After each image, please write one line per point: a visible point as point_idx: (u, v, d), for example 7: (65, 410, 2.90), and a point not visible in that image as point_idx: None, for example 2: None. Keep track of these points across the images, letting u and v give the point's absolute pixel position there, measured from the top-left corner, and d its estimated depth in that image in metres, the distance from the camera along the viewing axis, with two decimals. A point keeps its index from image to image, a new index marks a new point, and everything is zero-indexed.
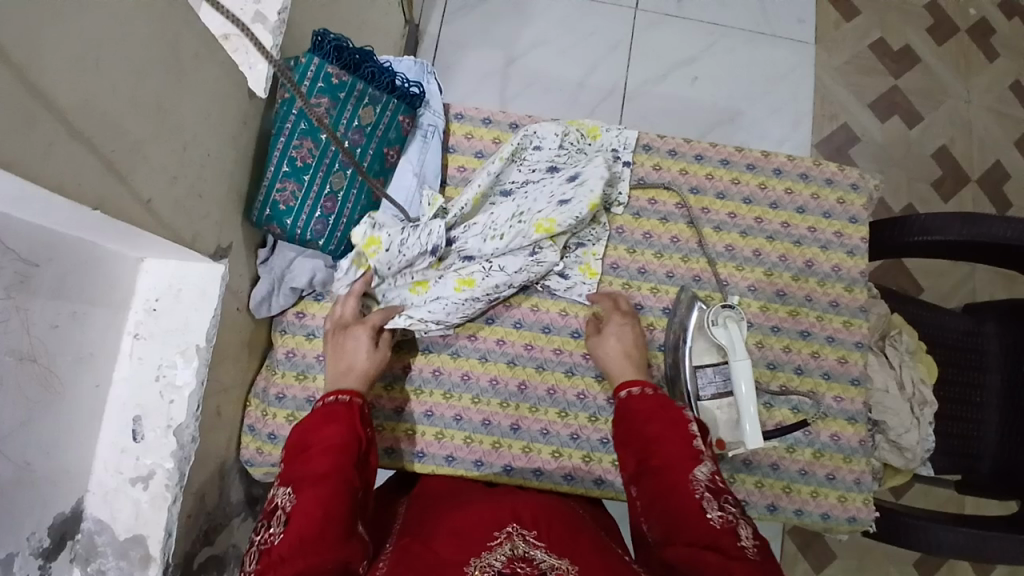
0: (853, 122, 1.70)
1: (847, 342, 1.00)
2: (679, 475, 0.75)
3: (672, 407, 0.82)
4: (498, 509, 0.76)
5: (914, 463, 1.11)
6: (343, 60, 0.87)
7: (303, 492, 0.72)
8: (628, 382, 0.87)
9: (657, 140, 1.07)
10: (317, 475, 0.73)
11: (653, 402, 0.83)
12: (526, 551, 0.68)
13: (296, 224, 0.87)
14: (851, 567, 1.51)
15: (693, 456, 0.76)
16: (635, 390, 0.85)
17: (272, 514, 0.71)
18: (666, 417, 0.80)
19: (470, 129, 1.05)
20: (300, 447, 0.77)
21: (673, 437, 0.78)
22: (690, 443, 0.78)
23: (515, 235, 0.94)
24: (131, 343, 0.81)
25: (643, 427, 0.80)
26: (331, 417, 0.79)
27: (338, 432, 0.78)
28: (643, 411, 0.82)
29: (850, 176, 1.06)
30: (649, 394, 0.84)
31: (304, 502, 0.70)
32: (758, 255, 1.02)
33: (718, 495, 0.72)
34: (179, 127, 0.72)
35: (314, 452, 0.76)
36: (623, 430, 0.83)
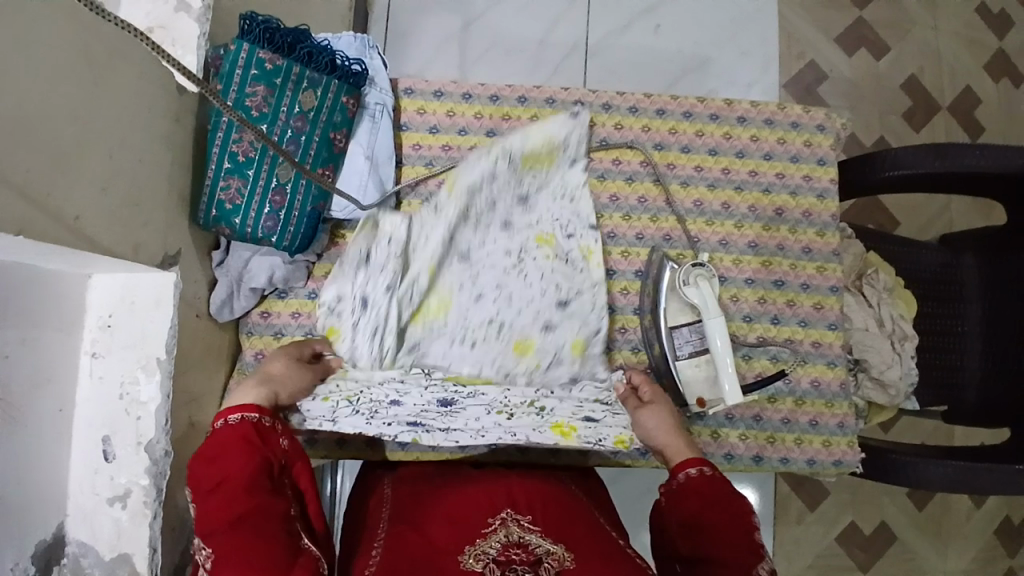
0: (820, 59, 1.66)
1: (822, 287, 0.99)
2: (734, 570, 0.69)
3: (729, 491, 0.76)
4: (491, 495, 0.77)
5: (898, 398, 1.11)
6: (275, 43, 0.82)
7: (218, 543, 0.64)
8: (687, 463, 0.80)
9: (616, 98, 1.03)
10: (233, 519, 0.65)
11: (719, 488, 0.76)
12: (520, 536, 0.69)
13: (245, 223, 0.84)
14: (844, 499, 1.54)
15: (755, 551, 0.71)
16: (690, 472, 0.79)
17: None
18: (721, 502, 0.75)
19: (422, 104, 1.01)
20: (204, 487, 0.68)
21: (728, 520, 0.73)
22: (749, 536, 0.72)
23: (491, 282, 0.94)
24: (90, 362, 0.77)
25: (699, 505, 0.75)
26: (229, 442, 0.70)
27: (243, 459, 0.69)
28: (704, 493, 0.76)
29: (817, 118, 1.04)
30: (701, 477, 0.78)
31: (223, 555, 0.63)
32: (727, 208, 1.00)
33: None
34: (102, 134, 0.68)
35: (219, 494, 0.67)
36: (676, 507, 0.77)
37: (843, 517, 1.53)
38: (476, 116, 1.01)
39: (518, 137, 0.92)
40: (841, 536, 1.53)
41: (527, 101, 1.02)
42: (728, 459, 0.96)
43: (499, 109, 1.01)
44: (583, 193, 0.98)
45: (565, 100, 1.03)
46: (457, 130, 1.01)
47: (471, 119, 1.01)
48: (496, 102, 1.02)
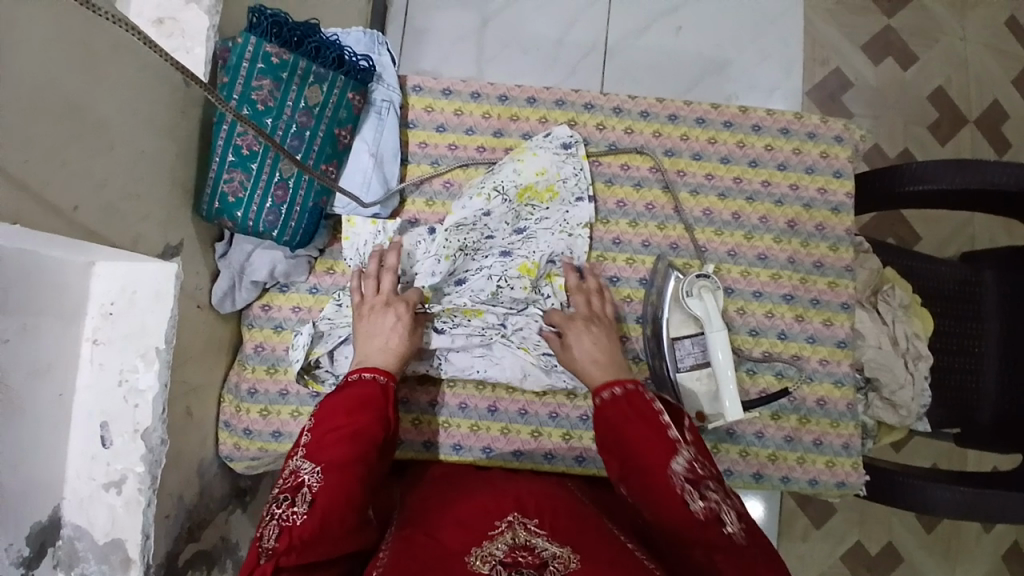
0: (845, 65, 1.62)
1: (832, 304, 0.97)
2: (659, 471, 0.73)
3: (642, 400, 0.79)
4: (499, 499, 0.75)
5: (909, 421, 1.08)
6: (283, 37, 0.82)
7: (331, 478, 0.70)
8: (601, 387, 0.82)
9: (628, 102, 1.01)
10: (344, 460, 0.72)
11: (628, 405, 0.79)
12: (527, 540, 0.67)
13: (247, 216, 0.84)
14: (851, 519, 1.51)
15: (670, 447, 0.74)
16: (613, 392, 0.81)
17: (297, 493, 0.69)
18: (639, 413, 0.78)
19: (430, 102, 1.00)
20: (334, 423, 0.76)
21: (646, 428, 0.76)
22: (664, 434, 0.75)
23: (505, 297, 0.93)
24: (91, 349, 0.78)
25: (613, 427, 0.78)
26: (365, 397, 0.79)
27: (367, 416, 0.77)
28: (614, 415, 0.79)
29: (834, 129, 1.00)
30: (619, 393, 0.80)
31: (332, 487, 0.70)
32: (737, 218, 0.98)
33: (697, 485, 0.71)
34: (101, 126, 0.68)
35: (341, 437, 0.74)
36: (605, 438, 0.79)
37: (850, 536, 1.50)
38: (484, 116, 1.00)
39: (507, 167, 0.95)
40: (847, 556, 1.49)
41: (536, 102, 1.00)
42: (727, 474, 0.94)
43: (507, 110, 1.00)
44: (586, 199, 0.96)
45: (576, 102, 1.01)
46: (464, 130, 1.00)
47: (479, 118, 1.00)
48: (505, 102, 1.01)
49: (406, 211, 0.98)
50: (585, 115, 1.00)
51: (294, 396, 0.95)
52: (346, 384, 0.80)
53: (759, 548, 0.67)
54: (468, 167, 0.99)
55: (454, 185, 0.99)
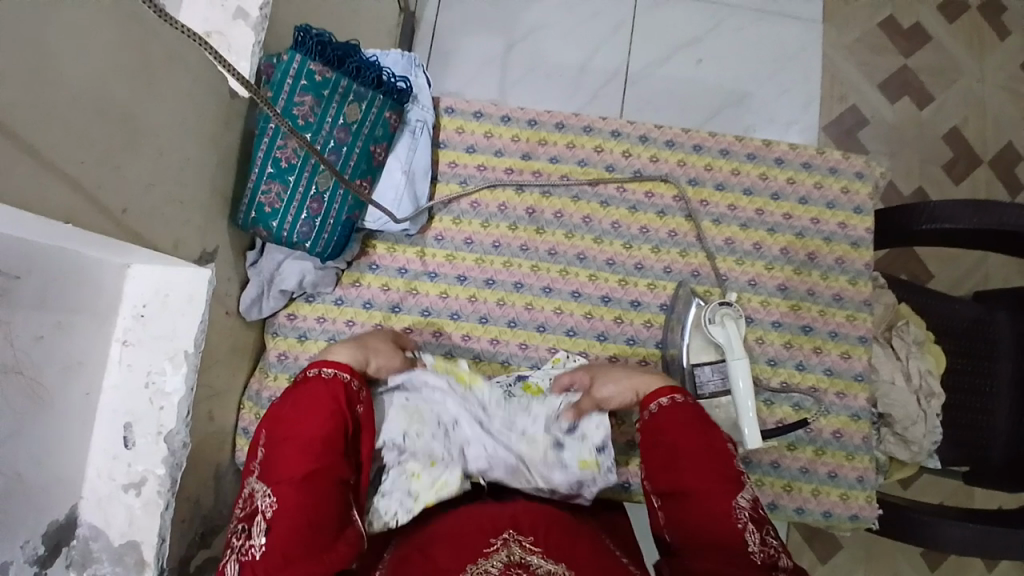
0: (862, 103, 1.65)
1: (850, 336, 0.98)
2: (719, 500, 0.72)
3: (703, 419, 0.79)
4: (496, 517, 0.75)
5: (921, 457, 1.08)
6: (326, 56, 0.85)
7: (285, 494, 0.71)
8: (649, 396, 0.82)
9: (654, 131, 1.03)
10: (298, 477, 0.72)
11: (690, 415, 0.79)
12: (521, 557, 0.66)
13: (282, 226, 0.86)
14: (857, 556, 1.50)
15: (734, 482, 0.74)
16: (663, 401, 0.81)
17: (253, 521, 0.71)
18: (692, 426, 0.78)
19: (461, 123, 1.02)
20: (282, 435, 0.75)
21: (707, 452, 0.76)
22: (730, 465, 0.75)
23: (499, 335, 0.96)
24: (120, 350, 0.79)
25: (674, 438, 0.77)
26: (317, 397, 0.77)
27: (319, 421, 0.76)
28: (686, 420, 0.78)
29: (856, 165, 1.02)
30: (670, 403, 0.80)
31: (287, 510, 0.70)
32: (758, 248, 1.00)
33: (760, 527, 0.71)
34: (151, 133, 0.70)
35: (290, 449, 0.74)
36: (654, 447, 0.79)
37: (856, 573, 1.49)
38: (513, 139, 1.02)
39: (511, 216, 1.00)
40: None
41: (564, 128, 1.03)
42: None
43: (536, 134, 1.02)
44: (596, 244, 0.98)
45: (603, 129, 1.04)
46: (493, 152, 1.02)
47: (508, 141, 1.02)
48: (534, 127, 1.03)
49: (433, 227, 0.99)
50: (611, 141, 1.03)
51: None
52: (293, 388, 0.79)
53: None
54: (496, 188, 1.01)
55: (481, 205, 1.00)
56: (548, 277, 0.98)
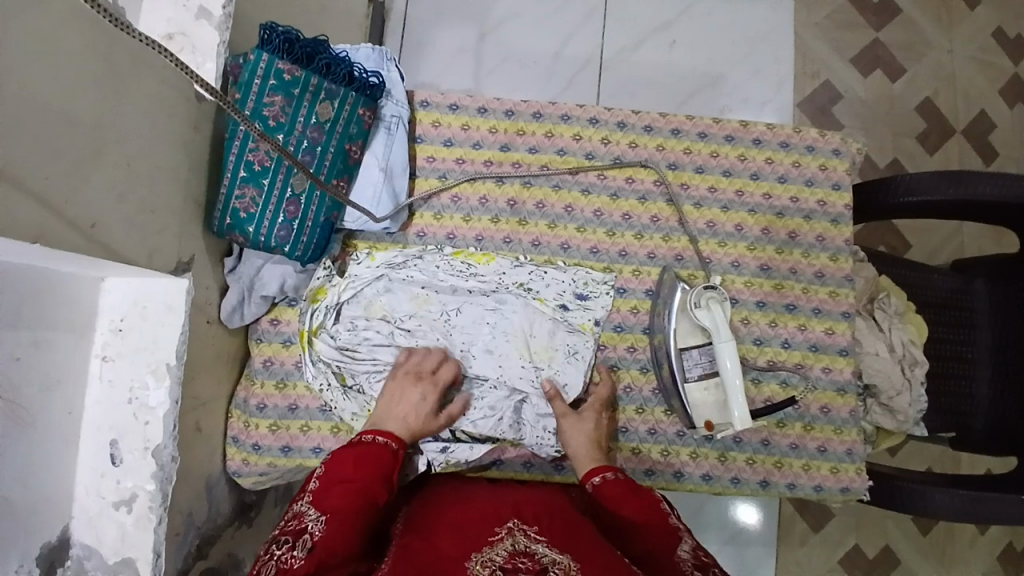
0: (836, 79, 1.66)
1: (833, 313, 0.99)
2: (663, 551, 0.71)
3: (643, 493, 0.79)
4: (499, 512, 0.75)
5: (907, 425, 1.11)
6: (295, 54, 0.83)
7: (334, 527, 0.69)
8: (590, 471, 0.84)
9: (631, 116, 1.03)
10: (342, 513, 0.71)
11: (624, 487, 0.80)
12: (527, 546, 0.67)
13: (259, 231, 0.84)
14: (847, 525, 1.53)
15: (674, 534, 0.73)
16: (606, 476, 0.82)
17: (298, 538, 0.68)
18: (629, 494, 0.79)
19: (437, 117, 1.01)
20: (336, 478, 0.76)
21: (644, 512, 0.76)
22: (666, 524, 0.75)
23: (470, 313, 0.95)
24: (100, 365, 0.77)
25: (614, 508, 0.78)
26: (374, 455, 0.79)
27: (371, 475, 0.77)
28: (614, 493, 0.79)
29: (832, 142, 1.03)
30: (615, 478, 0.81)
31: (332, 536, 0.68)
32: (740, 230, 1.00)
33: (706, 568, 0.67)
34: (121, 143, 0.68)
35: (347, 489, 0.74)
36: (607, 527, 0.78)
37: (847, 541, 1.52)
38: (491, 131, 1.01)
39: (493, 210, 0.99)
40: (845, 562, 1.51)
41: (541, 117, 1.02)
42: (734, 482, 0.95)
43: (513, 124, 1.01)
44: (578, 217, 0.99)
45: (580, 117, 1.03)
46: (471, 144, 1.01)
47: (485, 133, 1.01)
48: (511, 117, 1.02)
49: (414, 224, 0.98)
50: (589, 129, 1.02)
51: (304, 410, 0.94)
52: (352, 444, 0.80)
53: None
54: (476, 181, 0.99)
55: (462, 199, 0.99)
56: (543, 280, 0.97)
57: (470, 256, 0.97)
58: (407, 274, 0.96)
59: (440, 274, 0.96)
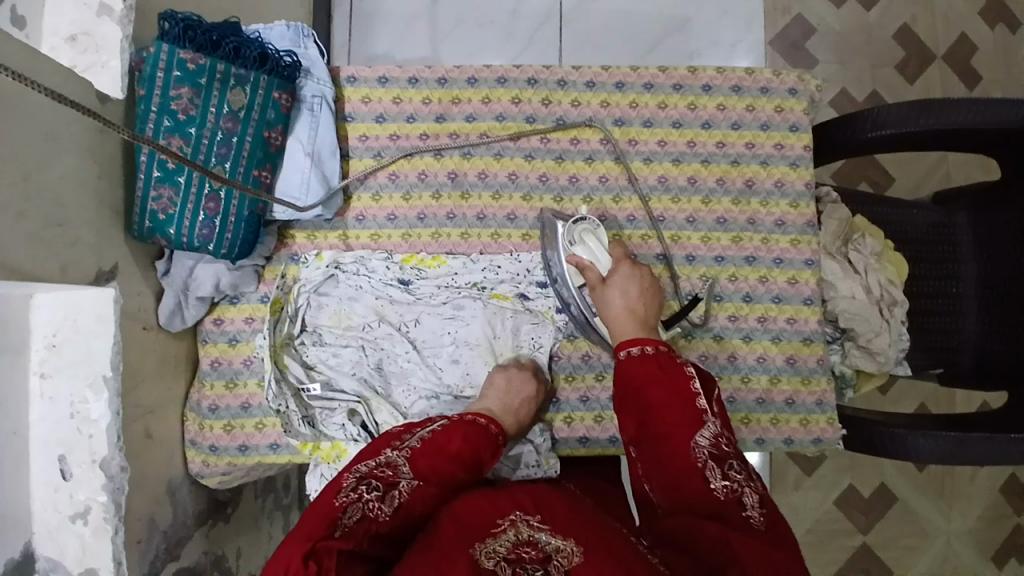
0: (806, 11, 1.57)
1: (796, 262, 0.94)
2: (680, 440, 0.69)
3: (672, 362, 0.75)
4: (496, 498, 0.70)
5: (888, 366, 1.07)
6: (197, 41, 0.78)
7: (425, 497, 0.68)
8: (626, 342, 0.79)
9: (572, 73, 0.97)
10: (440, 482, 0.70)
11: (654, 366, 0.75)
12: (529, 535, 0.64)
13: (181, 232, 0.80)
14: (842, 466, 1.51)
15: (696, 417, 0.70)
16: (642, 349, 0.77)
17: (391, 490, 0.67)
18: (663, 377, 0.73)
19: (366, 92, 0.96)
20: (442, 445, 0.74)
21: (669, 393, 0.72)
22: (690, 403, 0.71)
23: (427, 325, 0.93)
24: (39, 382, 0.74)
25: (636, 385, 0.75)
26: (481, 443, 0.77)
27: (477, 462, 0.75)
28: (637, 372, 0.75)
29: (788, 81, 0.97)
30: (649, 352, 0.77)
31: (420, 502, 0.67)
32: (693, 183, 0.95)
33: (721, 462, 0.67)
34: (13, 156, 0.65)
35: (450, 462, 0.72)
36: (627, 402, 0.75)
37: (842, 483, 1.51)
38: (424, 102, 0.96)
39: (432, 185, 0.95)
40: (841, 503, 1.50)
41: (477, 82, 0.96)
42: None
43: (447, 93, 0.96)
44: (528, 186, 0.95)
45: (518, 78, 0.97)
46: (405, 118, 0.96)
47: (419, 105, 0.96)
48: (445, 85, 0.96)
49: (352, 208, 0.95)
50: (528, 90, 0.96)
51: (257, 408, 0.93)
52: (455, 421, 0.78)
53: (779, 540, 0.62)
54: (413, 157, 0.95)
55: (400, 177, 0.95)
56: (495, 275, 0.94)
57: (421, 262, 0.94)
58: (355, 280, 0.93)
59: (384, 285, 0.93)
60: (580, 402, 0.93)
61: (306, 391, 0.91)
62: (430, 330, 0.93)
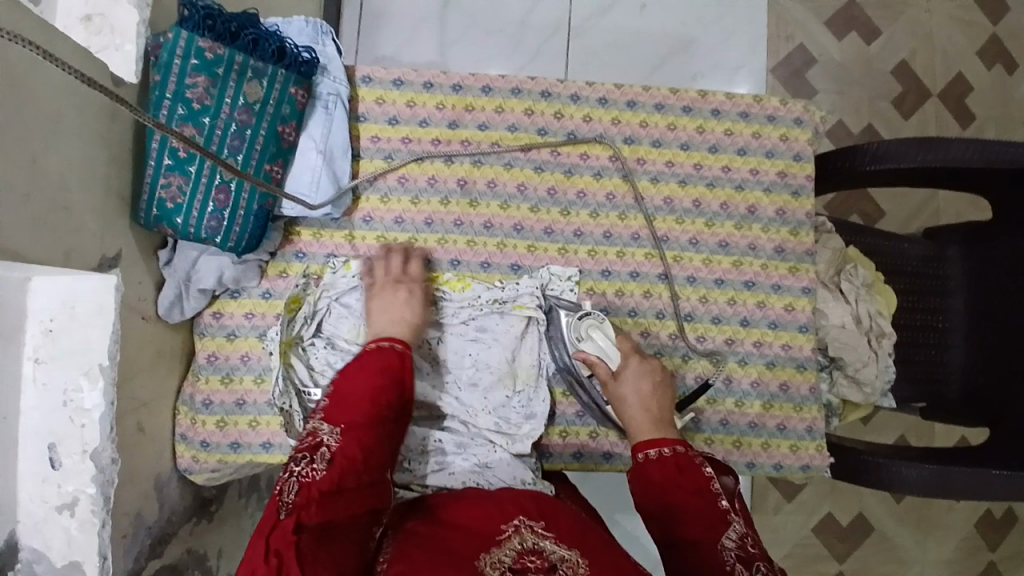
0: (809, 41, 1.60)
1: (794, 289, 0.96)
2: (705, 544, 0.67)
3: (692, 464, 0.75)
4: (501, 506, 0.73)
5: (874, 396, 1.10)
6: (216, 30, 0.77)
7: (352, 439, 0.70)
8: (644, 443, 0.78)
9: (585, 89, 0.98)
10: (358, 426, 0.71)
11: (676, 467, 0.75)
12: (534, 543, 0.66)
13: (188, 222, 0.80)
14: (822, 492, 1.54)
15: (721, 520, 0.70)
16: (661, 451, 0.76)
17: (314, 451, 0.68)
18: (686, 483, 0.73)
19: (381, 93, 0.96)
20: (348, 384, 0.74)
21: (693, 497, 0.72)
22: (714, 506, 0.71)
23: (448, 345, 0.92)
24: (33, 368, 0.72)
25: (658, 489, 0.74)
26: (386, 365, 0.77)
27: (383, 381, 0.75)
28: (661, 474, 0.74)
29: (794, 111, 0.99)
30: (668, 454, 0.76)
31: (348, 449, 0.69)
32: (698, 206, 0.97)
33: (749, 564, 0.64)
34: (19, 135, 0.63)
35: (361, 399, 0.73)
36: (648, 501, 0.74)
37: (822, 508, 1.53)
38: (437, 107, 0.96)
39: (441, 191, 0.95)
40: (819, 527, 1.53)
41: (491, 91, 0.97)
42: None
43: (461, 100, 0.96)
44: (536, 198, 0.96)
45: (532, 90, 0.98)
46: (418, 122, 0.96)
47: (432, 110, 0.96)
48: (459, 92, 0.97)
49: (359, 209, 0.94)
50: (541, 103, 0.97)
51: (252, 405, 0.92)
52: (367, 352, 0.78)
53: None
54: (423, 161, 0.95)
55: (409, 180, 0.95)
56: (515, 289, 0.93)
57: (447, 282, 0.93)
58: None
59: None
60: (576, 416, 0.94)
61: (307, 393, 0.89)
62: (450, 351, 0.92)
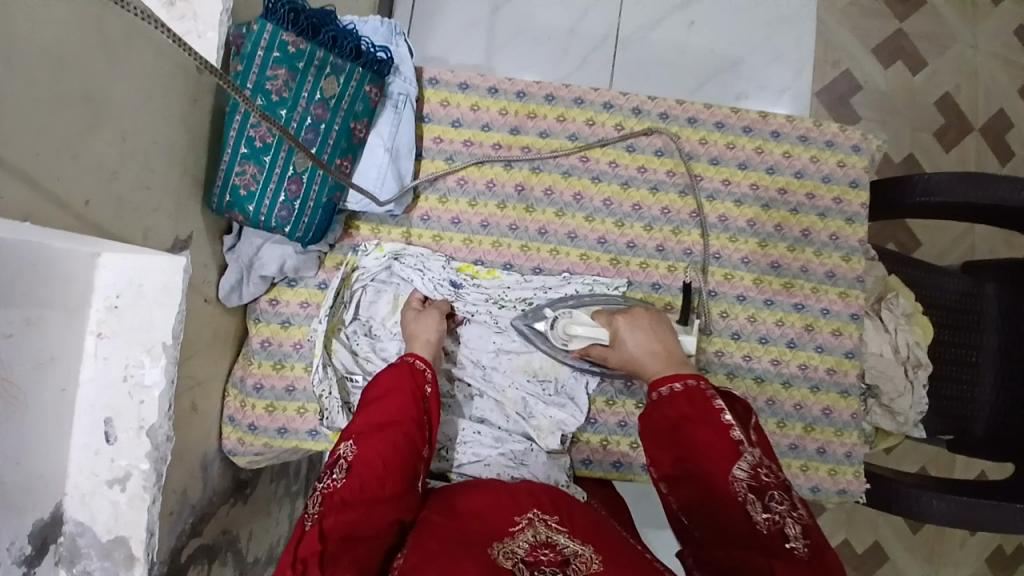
0: (855, 68, 1.61)
1: (841, 314, 0.97)
2: (720, 476, 0.69)
3: (703, 397, 0.74)
4: (513, 493, 0.75)
5: (906, 427, 1.10)
6: (299, 24, 0.78)
7: (367, 446, 0.73)
8: (659, 380, 0.79)
9: (647, 103, 0.99)
10: (376, 429, 0.75)
11: (685, 403, 0.75)
12: (548, 536, 0.68)
13: (259, 210, 0.81)
14: (838, 520, 1.54)
15: (732, 450, 0.70)
16: (671, 388, 0.77)
17: (334, 464, 0.72)
18: (695, 416, 0.73)
19: (446, 95, 0.97)
20: (370, 398, 0.79)
21: (710, 432, 0.72)
22: (726, 436, 0.71)
23: (472, 328, 0.96)
24: (94, 342, 0.68)
25: (669, 426, 0.74)
26: (401, 380, 0.81)
27: (401, 391, 0.79)
28: (671, 409, 0.75)
29: (853, 138, 1.00)
30: (679, 389, 0.76)
31: (367, 454, 0.73)
32: (752, 226, 0.97)
33: (762, 495, 0.67)
34: (111, 115, 0.65)
35: (376, 411, 0.77)
36: (659, 445, 0.75)
37: (837, 535, 1.53)
38: (501, 113, 0.98)
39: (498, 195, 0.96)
40: None
41: (554, 100, 0.98)
42: None
43: (525, 106, 0.98)
44: (591, 209, 0.97)
45: (594, 101, 0.99)
46: (480, 126, 0.98)
47: (495, 115, 0.98)
48: (523, 99, 0.98)
49: (418, 207, 0.96)
50: (603, 114, 0.99)
51: (300, 392, 0.94)
52: (385, 368, 0.83)
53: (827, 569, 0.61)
54: (483, 165, 0.96)
55: (468, 182, 0.96)
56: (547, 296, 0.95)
57: (476, 272, 0.95)
58: (410, 273, 0.95)
59: (436, 283, 0.95)
60: (618, 425, 0.95)
61: (350, 379, 0.93)
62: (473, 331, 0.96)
